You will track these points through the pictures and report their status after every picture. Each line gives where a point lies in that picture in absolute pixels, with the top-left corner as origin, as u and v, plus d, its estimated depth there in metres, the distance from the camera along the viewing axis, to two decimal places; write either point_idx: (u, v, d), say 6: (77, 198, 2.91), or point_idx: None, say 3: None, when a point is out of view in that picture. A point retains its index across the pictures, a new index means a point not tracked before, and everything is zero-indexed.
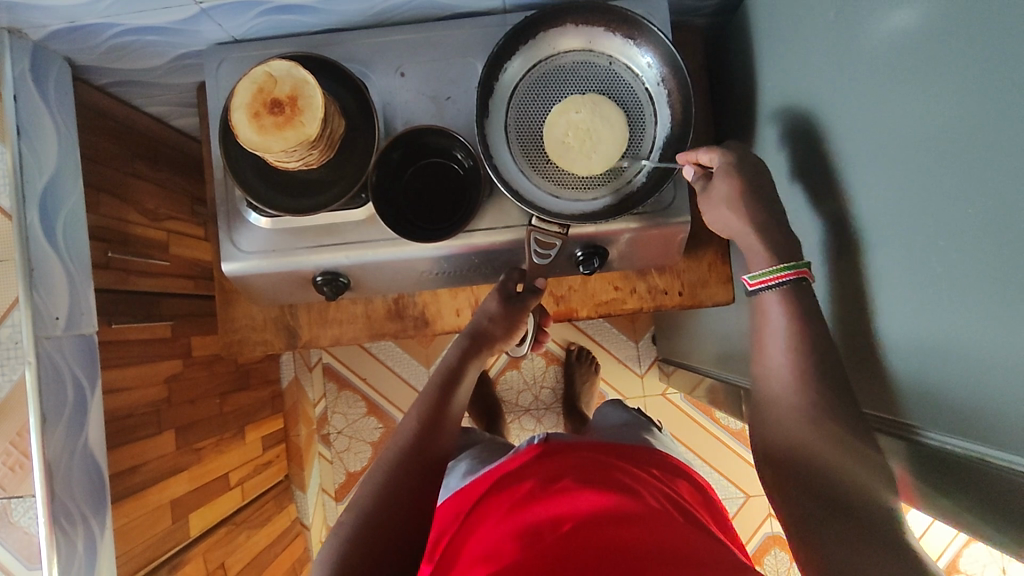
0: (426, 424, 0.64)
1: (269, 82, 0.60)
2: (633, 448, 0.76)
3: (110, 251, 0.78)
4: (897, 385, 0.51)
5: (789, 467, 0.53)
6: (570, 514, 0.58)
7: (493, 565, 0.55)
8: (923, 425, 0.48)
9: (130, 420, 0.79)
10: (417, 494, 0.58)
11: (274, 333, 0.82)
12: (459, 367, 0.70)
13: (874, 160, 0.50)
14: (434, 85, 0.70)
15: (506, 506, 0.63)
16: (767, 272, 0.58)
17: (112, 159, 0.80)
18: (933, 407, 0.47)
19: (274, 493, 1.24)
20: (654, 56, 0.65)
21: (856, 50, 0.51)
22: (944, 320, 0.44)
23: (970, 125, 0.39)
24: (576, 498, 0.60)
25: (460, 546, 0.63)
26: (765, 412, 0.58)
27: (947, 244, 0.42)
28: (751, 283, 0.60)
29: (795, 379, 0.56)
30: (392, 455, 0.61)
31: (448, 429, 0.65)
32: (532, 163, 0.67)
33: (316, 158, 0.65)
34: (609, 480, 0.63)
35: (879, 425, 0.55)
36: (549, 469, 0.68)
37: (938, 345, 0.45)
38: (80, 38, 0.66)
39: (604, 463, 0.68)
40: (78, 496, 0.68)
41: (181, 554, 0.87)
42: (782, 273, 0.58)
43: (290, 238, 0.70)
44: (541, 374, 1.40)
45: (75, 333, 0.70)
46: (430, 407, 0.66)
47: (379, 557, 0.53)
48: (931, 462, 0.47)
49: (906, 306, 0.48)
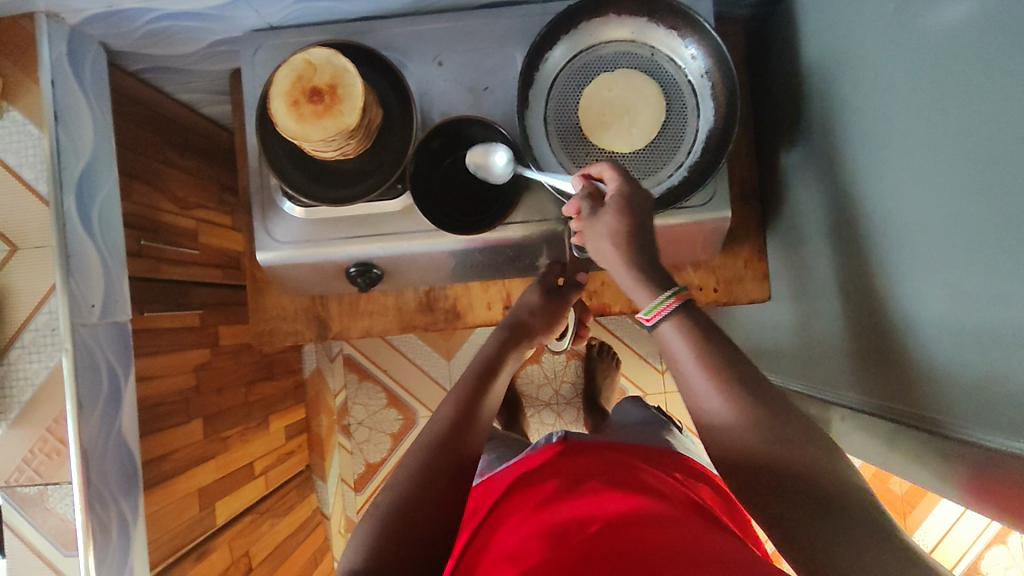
0: (459, 413, 0.63)
1: (309, 70, 0.59)
2: (653, 450, 0.75)
3: (142, 239, 0.78)
4: (939, 385, 0.50)
5: (751, 476, 0.47)
6: (598, 515, 0.56)
7: (519, 564, 0.53)
8: (965, 425, 0.47)
9: (161, 408, 0.79)
10: (450, 488, 0.57)
11: (305, 324, 0.82)
12: (498, 358, 0.69)
13: (925, 155, 0.48)
14: (472, 75, 0.69)
15: (530, 504, 0.62)
16: (655, 303, 0.52)
17: (145, 146, 0.80)
18: (979, 409, 0.45)
19: (296, 483, 1.25)
20: (699, 47, 0.63)
21: (907, 40, 0.49)
22: (994, 318, 0.43)
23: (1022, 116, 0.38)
24: (601, 499, 0.59)
25: (485, 544, 0.61)
26: (702, 423, 0.50)
27: (998, 238, 0.41)
28: (646, 320, 0.53)
29: (722, 382, 0.49)
30: (423, 446, 0.59)
31: (479, 427, 0.63)
32: (571, 155, 0.66)
33: (353, 147, 0.64)
34: (633, 483, 0.62)
35: (918, 423, 0.53)
36: (574, 470, 0.66)
37: (986, 344, 0.44)
38: (117, 23, 0.66)
39: (629, 466, 0.67)
40: (111, 482, 0.68)
41: (208, 542, 0.87)
42: (663, 304, 0.52)
43: (324, 229, 0.69)
44: (562, 368, 1.39)
45: (110, 320, 0.70)
46: (463, 398, 0.64)
47: (407, 553, 0.52)
48: (972, 463, 0.46)
49: (955, 303, 0.47)
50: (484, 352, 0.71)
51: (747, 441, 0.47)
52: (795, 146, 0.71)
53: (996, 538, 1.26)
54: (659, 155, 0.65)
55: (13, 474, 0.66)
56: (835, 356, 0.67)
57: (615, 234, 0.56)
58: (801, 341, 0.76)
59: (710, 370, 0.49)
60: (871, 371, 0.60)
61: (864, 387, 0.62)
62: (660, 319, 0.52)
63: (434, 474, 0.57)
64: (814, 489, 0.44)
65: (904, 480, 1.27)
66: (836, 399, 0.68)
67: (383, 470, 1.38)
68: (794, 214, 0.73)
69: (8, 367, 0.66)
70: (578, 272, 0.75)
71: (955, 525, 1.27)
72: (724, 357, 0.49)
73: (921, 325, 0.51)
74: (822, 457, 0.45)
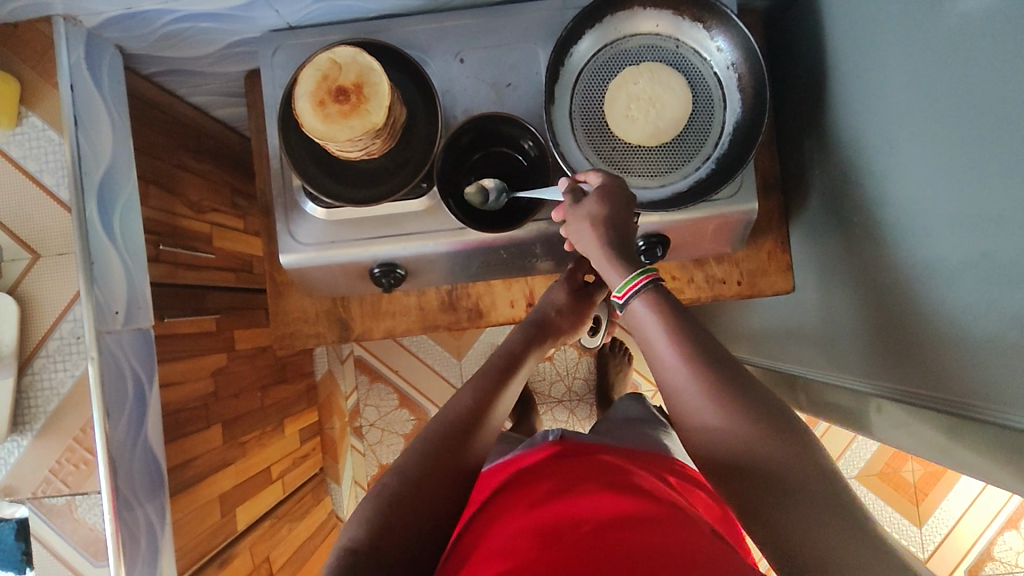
0: (480, 401, 0.62)
1: (335, 69, 0.59)
2: (649, 456, 0.73)
3: (161, 244, 0.77)
4: (979, 371, 0.49)
5: (740, 480, 0.44)
6: (592, 513, 0.54)
7: (508, 561, 0.50)
8: (1000, 407, 0.47)
9: (182, 415, 0.78)
10: (465, 479, 0.57)
11: (327, 326, 0.81)
12: (522, 352, 0.69)
13: (961, 142, 0.48)
14: (494, 71, 0.69)
15: (524, 503, 0.59)
16: (626, 282, 0.53)
17: (160, 150, 0.79)
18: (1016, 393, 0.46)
19: (311, 487, 1.24)
20: (725, 39, 0.63)
21: (939, 28, 0.49)
22: None
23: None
24: (595, 501, 0.56)
25: (475, 541, 0.57)
26: (676, 415, 0.50)
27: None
28: (618, 298, 0.54)
29: (693, 370, 0.48)
30: (438, 426, 0.59)
31: (498, 412, 0.64)
32: (597, 150, 0.66)
33: (378, 147, 0.63)
34: (631, 486, 0.60)
35: (969, 412, 0.51)
36: (566, 471, 0.64)
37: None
38: (134, 25, 0.65)
39: (619, 468, 0.65)
40: (138, 489, 0.67)
41: (230, 548, 0.87)
42: (634, 282, 0.52)
43: (348, 229, 0.69)
44: (574, 365, 1.39)
45: (133, 327, 0.69)
46: (485, 386, 0.64)
47: (415, 524, 0.52)
48: (1010, 449, 0.47)
49: (993, 291, 0.47)
50: (509, 343, 0.71)
51: (719, 435, 0.46)
52: (817, 137, 0.71)
53: (1009, 524, 1.27)
54: (686, 148, 0.65)
55: (41, 485, 0.65)
56: (859, 346, 0.68)
57: (596, 217, 0.56)
58: (823, 330, 0.76)
59: (683, 356, 0.49)
60: (898, 359, 0.61)
61: (890, 375, 0.63)
62: (631, 296, 0.53)
63: (459, 463, 0.57)
64: (793, 480, 0.42)
65: (916, 467, 1.29)
66: (861, 388, 0.69)
67: None
68: (818, 205, 0.73)
69: (33, 377, 0.65)
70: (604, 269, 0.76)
71: (968, 510, 1.28)
72: (701, 346, 0.49)
73: (954, 313, 0.52)
74: (806, 453, 0.43)
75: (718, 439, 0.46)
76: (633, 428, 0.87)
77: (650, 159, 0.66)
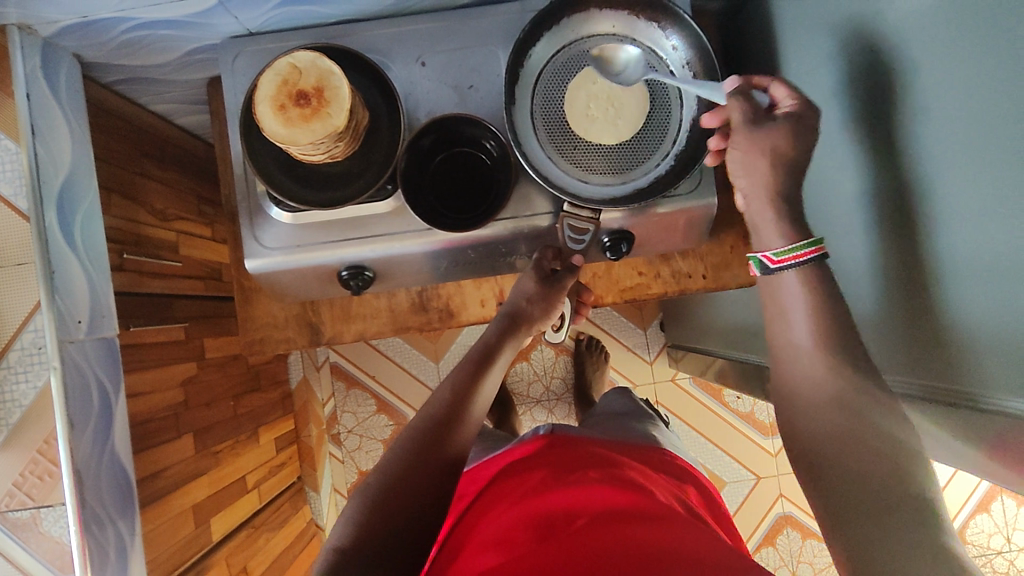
0: (455, 398, 0.64)
1: (295, 73, 0.59)
2: (640, 449, 0.74)
3: (124, 253, 0.77)
4: (963, 359, 0.48)
5: (828, 474, 0.50)
6: (586, 507, 0.55)
7: (502, 553, 0.52)
8: (954, 382, 0.49)
9: (151, 424, 0.77)
10: (445, 468, 0.58)
11: (297, 331, 0.81)
12: (496, 345, 0.71)
13: (910, 131, 0.50)
14: (456, 74, 0.69)
15: (515, 494, 0.61)
16: (792, 248, 0.56)
17: (122, 159, 0.78)
18: (968, 369, 0.47)
19: (289, 495, 1.23)
20: (680, 38, 0.65)
21: (887, 23, 0.51)
22: (990, 284, 0.44)
23: (1017, 81, 0.39)
24: (588, 491, 0.57)
25: (467, 536, 0.59)
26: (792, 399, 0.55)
27: (990, 203, 0.43)
28: (771, 261, 0.58)
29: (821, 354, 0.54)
30: (419, 425, 0.61)
31: (475, 410, 0.65)
32: (559, 148, 0.67)
33: (342, 150, 0.64)
34: (621, 476, 0.61)
35: (952, 399, 0.50)
36: (557, 461, 0.66)
37: (979, 311, 0.45)
38: (91, 34, 0.64)
39: (611, 459, 0.66)
40: (107, 503, 0.67)
41: (205, 559, 0.86)
42: (800, 250, 0.56)
43: (315, 232, 0.69)
44: (551, 365, 1.40)
45: (97, 336, 0.68)
46: (460, 382, 0.66)
47: (397, 525, 0.53)
48: (960, 425, 0.49)
49: (944, 278, 0.49)
50: (484, 337, 0.72)
51: (823, 409, 0.53)
52: None
53: (980, 508, 1.30)
54: (646, 145, 0.67)
55: None
56: None
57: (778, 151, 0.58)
58: None
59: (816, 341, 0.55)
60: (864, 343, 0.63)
61: None
62: (794, 263, 0.56)
63: (439, 460, 0.58)
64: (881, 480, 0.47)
65: None
66: None
67: None
68: None
69: None
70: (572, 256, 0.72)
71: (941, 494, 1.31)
72: (834, 333, 0.54)
73: (911, 296, 0.53)
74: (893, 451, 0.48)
75: (820, 407, 0.53)
76: (619, 423, 0.88)
77: (611, 156, 0.67)
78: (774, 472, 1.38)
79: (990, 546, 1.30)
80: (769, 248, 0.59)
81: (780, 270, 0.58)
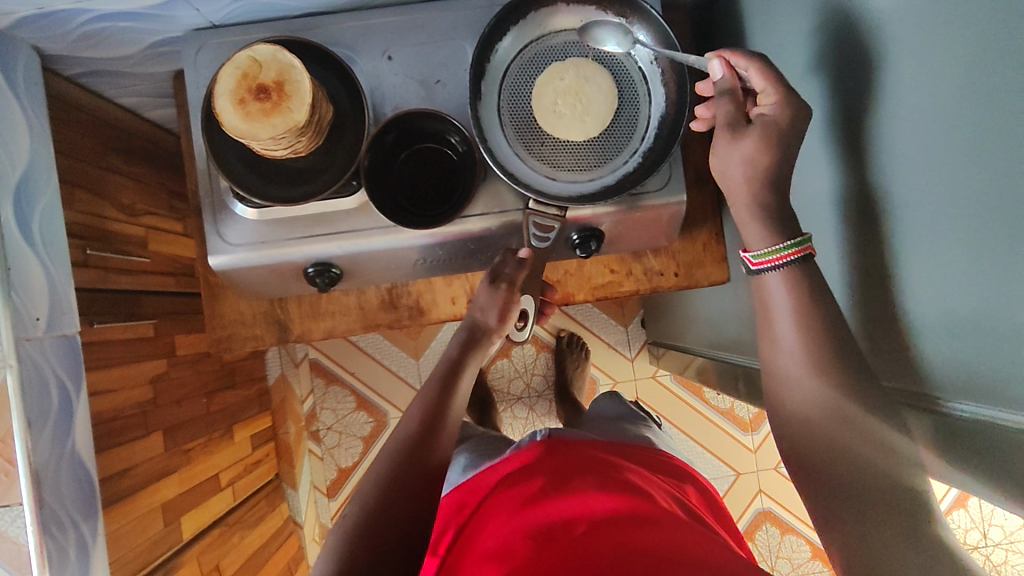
0: (428, 414, 0.64)
1: (254, 67, 0.58)
2: (638, 449, 0.74)
3: (89, 249, 0.76)
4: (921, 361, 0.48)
5: (824, 488, 0.49)
6: (584, 514, 0.55)
7: (502, 564, 0.52)
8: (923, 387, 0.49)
9: (117, 423, 0.76)
10: (425, 479, 0.59)
11: (265, 328, 0.80)
12: (458, 361, 0.71)
13: (873, 129, 0.50)
14: (423, 69, 0.69)
15: (514, 501, 0.60)
16: (771, 250, 0.55)
17: (86, 153, 0.77)
18: (932, 373, 0.47)
19: (266, 492, 1.21)
20: (648, 33, 0.64)
21: (849, 21, 0.51)
22: (948, 284, 0.44)
23: (977, 82, 0.38)
24: (586, 498, 0.57)
25: (468, 548, 0.59)
26: (776, 408, 0.55)
27: (949, 203, 0.42)
28: (751, 262, 0.56)
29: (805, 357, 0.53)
30: (395, 443, 0.61)
31: (448, 431, 0.64)
32: (526, 145, 0.66)
33: (305, 145, 0.63)
34: (623, 481, 0.61)
35: (905, 400, 0.51)
36: (554, 468, 0.65)
37: (939, 313, 0.45)
38: (48, 26, 0.63)
39: (610, 464, 0.66)
40: (67, 503, 0.65)
41: (174, 558, 0.85)
42: (782, 252, 0.54)
43: (279, 230, 0.68)
44: (531, 361, 1.40)
45: (57, 334, 0.67)
46: (432, 398, 0.66)
47: (387, 545, 0.53)
48: (922, 433, 0.49)
49: (909, 279, 0.48)
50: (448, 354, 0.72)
51: (811, 420, 0.52)
52: None
53: (957, 502, 1.31)
54: (613, 142, 0.66)
55: None
56: None
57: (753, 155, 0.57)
58: None
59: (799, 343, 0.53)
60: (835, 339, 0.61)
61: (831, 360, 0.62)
62: (773, 265, 0.55)
63: (419, 478, 0.58)
64: (875, 494, 0.47)
65: None
66: None
67: (354, 474, 1.37)
68: None
69: None
70: (521, 251, 0.69)
71: None
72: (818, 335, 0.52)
73: (876, 296, 0.53)
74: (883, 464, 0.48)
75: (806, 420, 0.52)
76: (612, 424, 0.87)
77: (579, 154, 0.66)
78: (754, 468, 1.38)
79: (968, 541, 1.31)
80: (753, 248, 0.57)
81: (761, 272, 0.56)
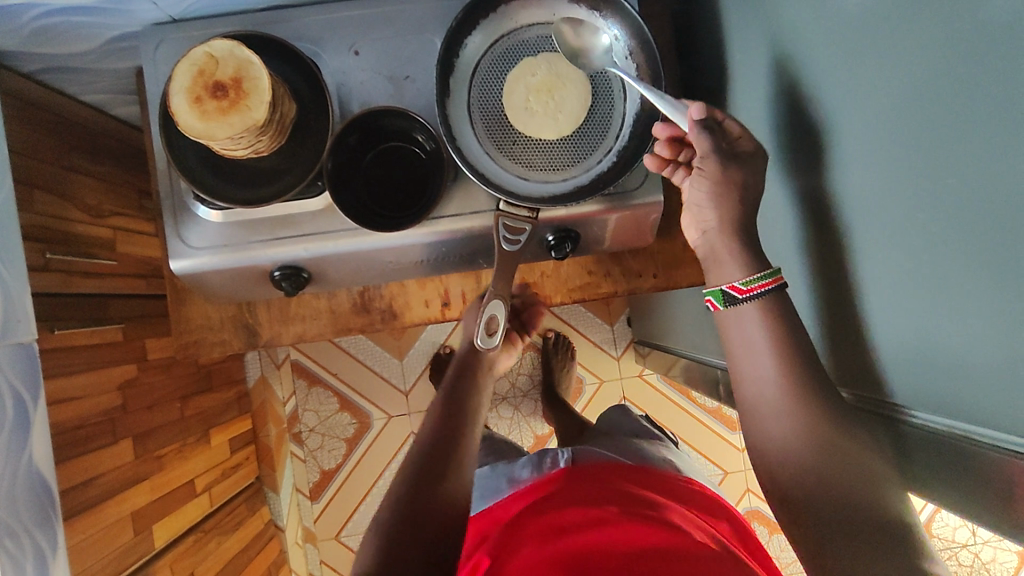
0: (438, 444, 0.62)
1: (211, 63, 0.55)
2: (660, 474, 0.71)
3: (49, 252, 0.73)
4: (905, 371, 0.47)
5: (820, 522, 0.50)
6: (607, 553, 0.54)
7: None
8: (907, 405, 0.48)
9: (81, 431, 0.74)
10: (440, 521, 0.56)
11: (232, 333, 0.78)
12: (465, 384, 0.69)
13: (850, 129, 0.48)
14: (391, 64, 0.66)
15: (535, 535, 0.59)
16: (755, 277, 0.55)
17: (46, 152, 0.74)
18: (920, 387, 0.46)
19: (245, 497, 1.19)
20: (621, 27, 0.63)
21: (825, 18, 0.49)
22: (937, 289, 0.42)
23: (955, 104, 0.37)
24: (606, 532, 0.56)
25: None
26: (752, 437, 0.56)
27: (938, 213, 0.40)
28: (740, 290, 0.55)
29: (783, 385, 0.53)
30: (409, 475, 0.59)
31: (461, 462, 0.62)
32: (497, 144, 0.64)
33: (266, 145, 0.60)
34: (639, 512, 0.59)
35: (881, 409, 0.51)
36: (565, 498, 0.64)
37: (933, 322, 0.43)
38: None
39: (626, 493, 0.64)
40: (23, 516, 0.63)
41: (144, 568, 0.83)
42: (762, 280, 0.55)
43: (242, 232, 0.65)
44: (517, 361, 1.38)
45: (10, 343, 0.64)
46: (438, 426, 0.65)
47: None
48: (916, 457, 0.48)
49: (894, 296, 0.46)
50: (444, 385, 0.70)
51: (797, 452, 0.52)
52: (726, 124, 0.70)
53: None
54: (587, 141, 0.64)
55: None
56: None
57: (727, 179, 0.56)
58: None
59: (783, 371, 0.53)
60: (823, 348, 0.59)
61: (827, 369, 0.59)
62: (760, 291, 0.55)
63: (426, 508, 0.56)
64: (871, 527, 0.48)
65: None
66: None
67: (337, 476, 1.36)
68: None
69: None
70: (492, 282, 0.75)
71: None
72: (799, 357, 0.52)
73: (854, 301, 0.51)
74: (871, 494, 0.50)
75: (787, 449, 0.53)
76: (621, 441, 0.85)
77: (552, 153, 0.64)
78: (742, 467, 1.37)
79: (957, 539, 1.30)
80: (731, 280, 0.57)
81: (749, 300, 0.55)
